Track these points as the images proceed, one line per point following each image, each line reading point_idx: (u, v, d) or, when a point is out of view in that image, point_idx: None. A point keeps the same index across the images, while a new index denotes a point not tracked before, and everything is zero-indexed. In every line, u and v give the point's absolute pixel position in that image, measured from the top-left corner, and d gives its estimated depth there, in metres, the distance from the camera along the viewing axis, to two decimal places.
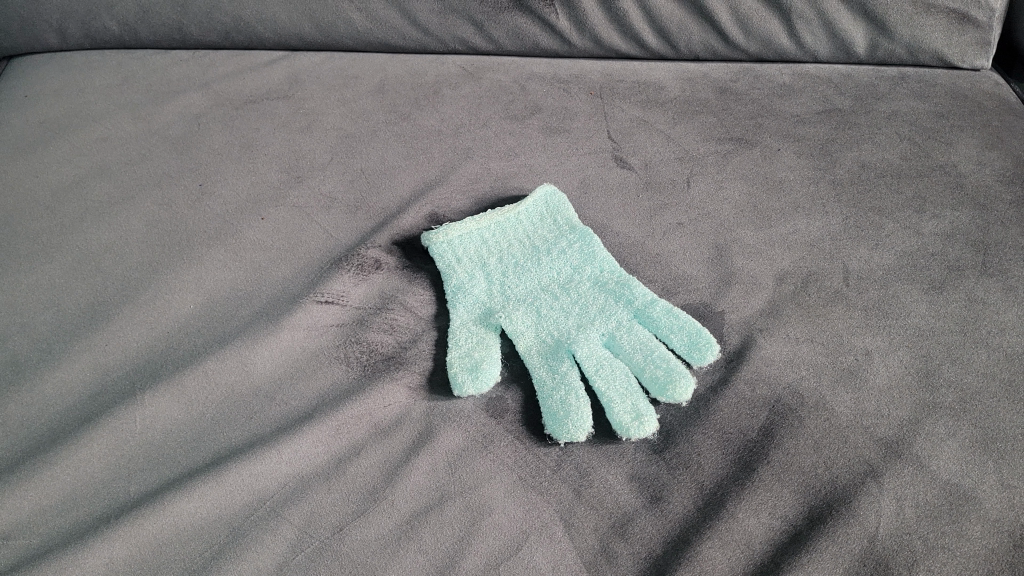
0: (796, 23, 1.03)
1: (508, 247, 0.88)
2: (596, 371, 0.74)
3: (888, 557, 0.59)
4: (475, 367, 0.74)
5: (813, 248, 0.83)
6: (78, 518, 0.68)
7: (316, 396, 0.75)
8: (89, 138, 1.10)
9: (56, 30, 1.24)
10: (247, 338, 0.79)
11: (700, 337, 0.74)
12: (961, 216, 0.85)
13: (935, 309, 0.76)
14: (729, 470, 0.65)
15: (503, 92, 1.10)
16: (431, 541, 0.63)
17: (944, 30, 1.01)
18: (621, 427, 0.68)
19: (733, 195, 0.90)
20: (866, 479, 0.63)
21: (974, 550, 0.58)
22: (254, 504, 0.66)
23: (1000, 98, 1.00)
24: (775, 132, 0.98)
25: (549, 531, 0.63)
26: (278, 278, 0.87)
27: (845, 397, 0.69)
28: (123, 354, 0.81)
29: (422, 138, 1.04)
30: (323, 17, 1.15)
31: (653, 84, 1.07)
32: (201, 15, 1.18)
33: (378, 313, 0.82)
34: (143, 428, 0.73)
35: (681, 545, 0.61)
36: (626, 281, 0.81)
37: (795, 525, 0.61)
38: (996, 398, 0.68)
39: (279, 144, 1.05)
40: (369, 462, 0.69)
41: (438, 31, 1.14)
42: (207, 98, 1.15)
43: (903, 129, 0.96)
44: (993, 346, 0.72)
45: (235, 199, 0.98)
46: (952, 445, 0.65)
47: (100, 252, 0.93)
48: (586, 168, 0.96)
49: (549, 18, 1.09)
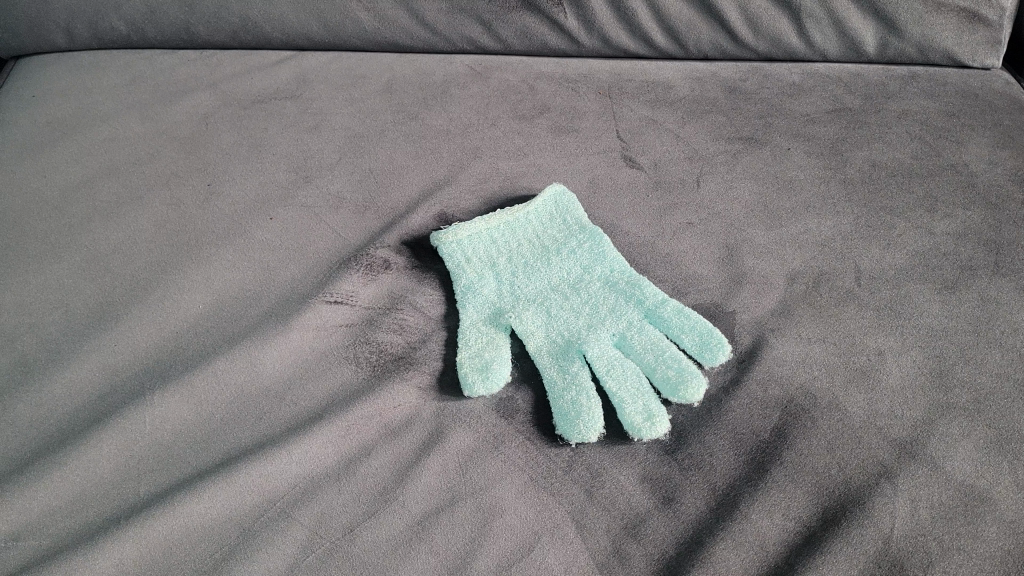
0: (806, 22, 1.03)
1: (517, 247, 0.87)
2: (607, 371, 0.74)
3: (904, 560, 0.58)
4: (486, 367, 0.74)
5: (824, 248, 0.83)
6: (89, 519, 0.67)
7: (327, 397, 0.74)
8: (97, 139, 1.10)
9: (63, 30, 1.24)
10: (257, 338, 0.79)
11: (712, 337, 0.74)
12: (973, 216, 0.84)
13: (948, 309, 0.75)
14: (742, 470, 0.65)
15: (512, 91, 1.09)
16: (442, 542, 0.63)
17: (954, 28, 1.00)
18: (633, 428, 0.68)
19: (743, 195, 0.90)
20: (880, 480, 0.63)
21: (990, 552, 0.58)
22: (265, 505, 0.66)
23: (1011, 97, 0.99)
24: (785, 131, 0.97)
25: (561, 532, 0.62)
26: (288, 278, 0.87)
27: (859, 397, 0.68)
28: (133, 355, 0.80)
29: (429, 137, 1.04)
30: (330, 17, 1.15)
31: (663, 83, 1.07)
32: (208, 14, 1.18)
33: (388, 313, 0.82)
34: (153, 428, 0.73)
35: (694, 546, 0.61)
36: (637, 281, 0.80)
37: (808, 526, 0.61)
38: (1010, 399, 0.67)
39: (287, 144, 1.05)
40: (380, 462, 0.69)
41: (446, 30, 1.14)
42: (215, 99, 1.15)
43: (914, 128, 0.96)
44: (1006, 346, 0.71)
45: (243, 200, 0.98)
46: (966, 446, 0.64)
47: (109, 253, 0.93)
48: (595, 168, 0.96)
49: (556, 17, 1.09)
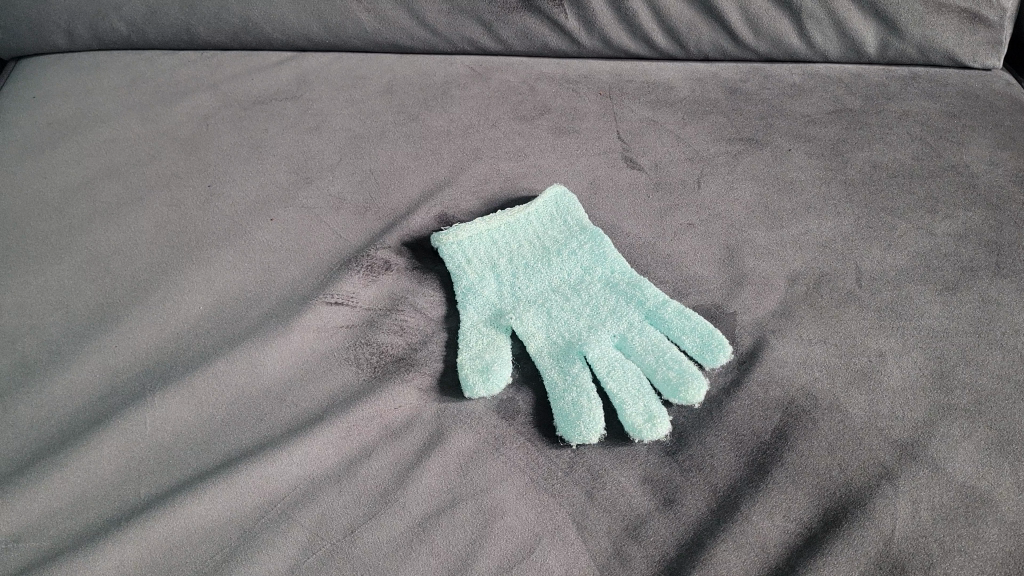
0: (807, 22, 1.03)
1: (518, 248, 0.87)
2: (608, 372, 0.74)
3: (904, 561, 0.58)
4: (486, 369, 0.74)
5: (825, 249, 0.83)
6: (90, 520, 0.67)
7: (327, 398, 0.74)
8: (98, 140, 1.10)
9: (64, 31, 1.24)
10: (257, 339, 0.79)
11: (712, 338, 0.73)
12: (974, 217, 0.84)
13: (949, 310, 0.75)
14: (743, 471, 0.65)
15: (512, 92, 1.09)
16: (443, 544, 0.63)
17: (955, 29, 1.00)
18: (633, 430, 0.68)
19: (744, 195, 0.90)
20: (881, 481, 0.63)
21: (991, 554, 0.58)
22: (265, 506, 0.66)
23: (1012, 98, 0.99)
24: (785, 132, 0.97)
25: (562, 533, 0.62)
26: (289, 279, 0.87)
27: (859, 398, 0.68)
28: (133, 356, 0.80)
29: (430, 138, 1.04)
30: (330, 17, 1.15)
31: (664, 84, 1.07)
32: (209, 15, 1.18)
33: (388, 314, 0.82)
34: (154, 429, 0.73)
35: (695, 547, 0.61)
36: (638, 281, 0.80)
37: (809, 528, 0.61)
38: (1011, 400, 0.67)
39: (288, 145, 1.05)
40: (381, 464, 0.69)
41: (446, 31, 1.14)
42: (216, 99, 1.15)
43: (914, 129, 0.96)
44: (1007, 347, 0.71)
45: (243, 201, 0.98)
46: (967, 447, 0.64)
47: (110, 254, 0.93)
48: (596, 169, 0.96)
49: (557, 18, 1.09)
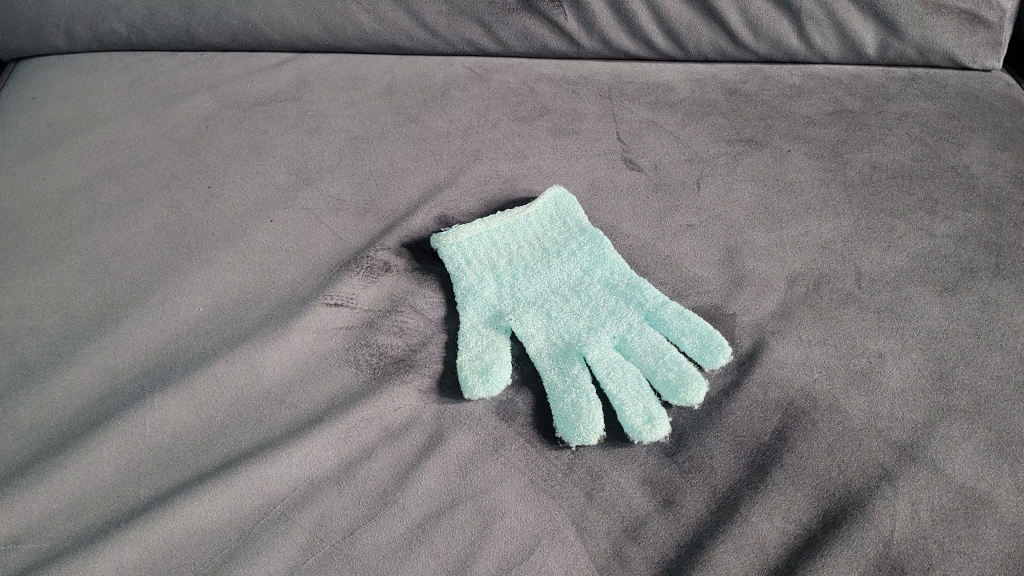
0: (806, 23, 1.03)
1: (518, 250, 0.87)
2: (607, 374, 0.74)
3: (904, 562, 0.58)
4: (486, 370, 0.74)
5: (824, 250, 0.83)
6: (89, 522, 0.67)
7: (327, 399, 0.74)
8: (98, 141, 1.10)
9: (64, 32, 1.24)
10: (257, 340, 0.79)
11: (712, 339, 0.73)
12: (973, 218, 0.84)
13: (948, 312, 0.75)
14: (742, 473, 0.65)
15: (512, 93, 1.09)
16: (442, 545, 0.63)
17: (955, 30, 1.00)
18: (633, 431, 0.68)
19: (743, 196, 0.90)
20: (880, 482, 0.63)
21: (991, 555, 0.58)
22: (265, 507, 0.66)
23: (1011, 99, 0.99)
24: (785, 133, 0.97)
25: (561, 535, 0.62)
26: (289, 280, 0.87)
27: (859, 400, 0.68)
28: (133, 357, 0.81)
29: (430, 139, 1.04)
30: (330, 18, 1.15)
31: (663, 85, 1.07)
32: (209, 16, 1.18)
33: (388, 315, 0.82)
34: (153, 430, 0.73)
35: (694, 549, 0.61)
36: (637, 283, 0.80)
37: (809, 529, 0.61)
38: (1011, 401, 0.67)
39: (288, 146, 1.05)
40: (380, 465, 0.69)
41: (446, 32, 1.14)
42: (216, 101, 1.15)
43: (914, 130, 0.96)
44: (1007, 348, 0.71)
45: (243, 202, 0.98)
46: (967, 449, 0.64)
47: (110, 255, 0.93)
48: (595, 170, 0.96)
49: (556, 19, 1.09)
